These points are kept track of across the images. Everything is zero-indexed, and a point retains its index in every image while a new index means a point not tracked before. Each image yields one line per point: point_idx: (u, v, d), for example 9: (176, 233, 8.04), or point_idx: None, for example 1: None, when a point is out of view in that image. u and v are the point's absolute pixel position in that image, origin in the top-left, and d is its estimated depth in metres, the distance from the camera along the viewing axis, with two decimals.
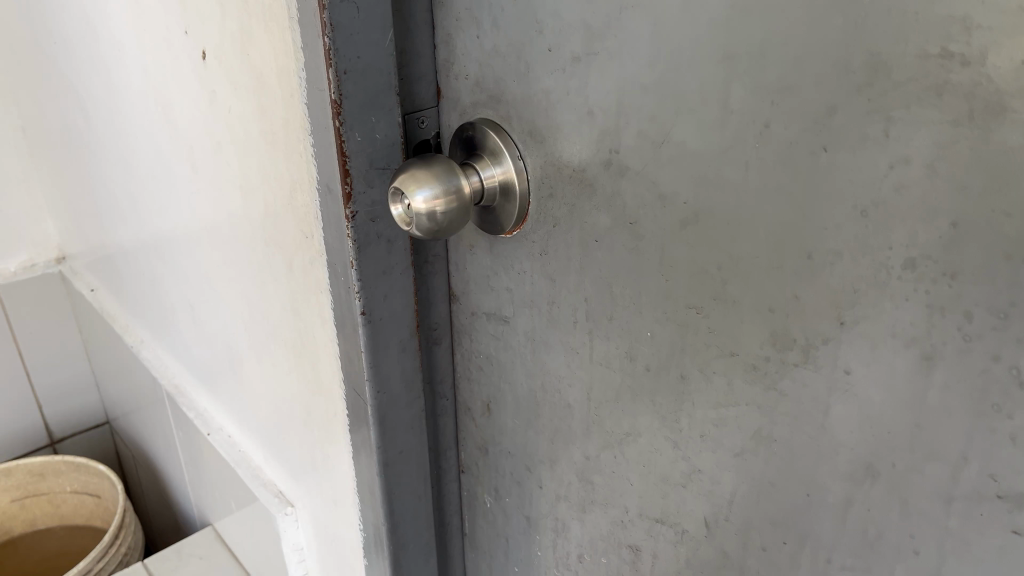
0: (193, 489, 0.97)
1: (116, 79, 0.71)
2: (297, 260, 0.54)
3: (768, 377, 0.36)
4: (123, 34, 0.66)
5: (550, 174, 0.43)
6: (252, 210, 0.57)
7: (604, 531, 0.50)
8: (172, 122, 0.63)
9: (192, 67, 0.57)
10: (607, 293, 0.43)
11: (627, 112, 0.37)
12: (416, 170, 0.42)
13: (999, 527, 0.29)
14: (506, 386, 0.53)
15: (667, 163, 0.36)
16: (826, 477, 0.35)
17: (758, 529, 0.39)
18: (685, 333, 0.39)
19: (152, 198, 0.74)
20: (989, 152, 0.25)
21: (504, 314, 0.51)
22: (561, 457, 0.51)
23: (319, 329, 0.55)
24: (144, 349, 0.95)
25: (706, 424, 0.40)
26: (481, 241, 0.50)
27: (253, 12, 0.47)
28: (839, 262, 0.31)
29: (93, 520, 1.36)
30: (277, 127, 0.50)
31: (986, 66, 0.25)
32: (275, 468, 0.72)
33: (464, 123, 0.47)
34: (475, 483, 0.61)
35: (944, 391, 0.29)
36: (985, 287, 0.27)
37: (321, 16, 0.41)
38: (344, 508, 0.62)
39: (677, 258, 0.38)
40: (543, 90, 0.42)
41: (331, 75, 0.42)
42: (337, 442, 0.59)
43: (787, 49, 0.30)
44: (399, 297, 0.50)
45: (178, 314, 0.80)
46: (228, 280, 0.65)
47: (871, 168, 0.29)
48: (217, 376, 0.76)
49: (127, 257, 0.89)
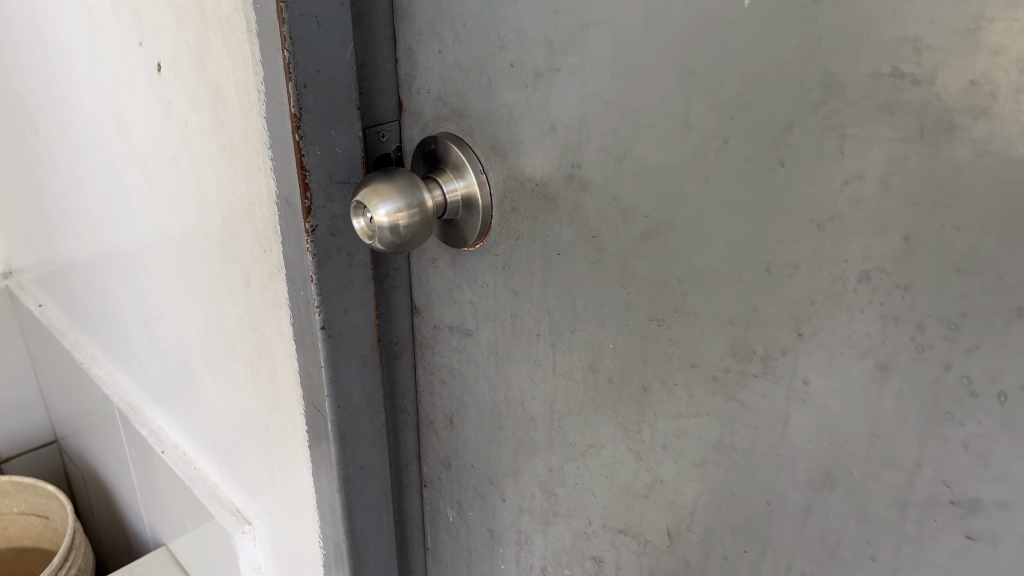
0: (146, 509, 0.95)
1: (68, 91, 0.70)
2: (255, 275, 0.53)
3: (728, 389, 0.36)
4: (74, 44, 0.64)
5: (513, 188, 0.44)
6: (210, 224, 0.56)
7: (567, 543, 0.50)
8: (126, 134, 0.62)
9: (147, 78, 0.56)
10: (570, 307, 0.43)
11: (589, 127, 0.38)
12: (378, 184, 0.42)
13: (953, 533, 0.30)
14: (468, 399, 0.53)
15: (628, 177, 0.37)
16: (785, 485, 0.36)
17: (719, 538, 0.40)
18: (647, 345, 0.39)
19: (105, 211, 0.72)
20: (939, 168, 0.26)
21: (467, 327, 0.51)
22: (524, 470, 0.51)
23: (278, 344, 0.54)
24: (95, 366, 0.93)
25: (668, 436, 0.40)
26: (443, 255, 0.50)
27: (210, 24, 0.47)
28: (798, 275, 0.32)
29: (42, 542, 1.32)
30: (235, 140, 0.49)
31: (935, 85, 0.26)
32: (231, 486, 0.71)
33: (426, 137, 0.47)
34: (438, 497, 0.61)
35: (898, 399, 0.30)
36: (937, 298, 0.28)
37: (280, 29, 0.41)
38: (303, 525, 0.61)
39: (638, 272, 0.38)
40: (505, 105, 0.42)
41: (291, 88, 0.42)
42: (297, 459, 0.58)
43: (746, 67, 0.31)
44: (360, 311, 0.50)
45: (131, 329, 0.78)
46: (184, 294, 0.64)
47: (827, 182, 0.29)
48: (172, 393, 0.75)
49: (78, 271, 0.87)
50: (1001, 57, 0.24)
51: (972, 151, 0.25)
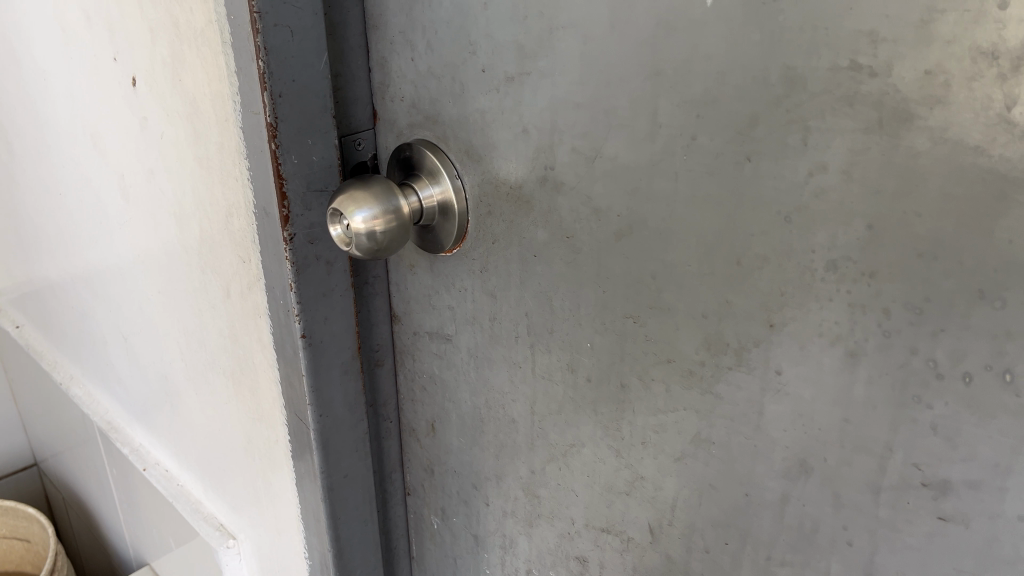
0: (129, 529, 0.93)
1: (42, 109, 0.69)
2: (234, 286, 0.53)
3: (703, 382, 0.37)
4: (48, 62, 0.64)
5: (488, 192, 0.44)
6: (187, 236, 0.56)
7: (551, 544, 0.50)
8: (101, 150, 0.62)
9: (122, 93, 0.56)
10: (548, 308, 0.44)
11: (561, 129, 0.39)
12: (355, 191, 0.42)
13: (925, 515, 0.30)
14: (449, 405, 0.53)
15: (601, 176, 0.38)
16: (763, 475, 0.36)
17: (701, 532, 0.40)
18: (624, 342, 0.40)
19: (82, 229, 0.72)
20: (898, 156, 0.27)
21: (447, 332, 0.51)
22: (506, 473, 0.51)
23: (258, 355, 0.54)
24: (74, 386, 0.91)
25: (647, 432, 0.41)
26: (421, 261, 0.50)
27: (184, 37, 0.47)
28: (767, 267, 0.32)
29: (24, 566, 1.30)
30: (211, 151, 0.49)
31: (892, 76, 0.26)
32: (215, 501, 0.70)
33: (401, 144, 0.48)
34: (422, 505, 0.61)
35: (868, 385, 0.31)
36: (901, 284, 0.28)
37: (255, 40, 0.41)
38: (289, 538, 0.61)
39: (613, 270, 0.39)
40: (478, 110, 0.43)
41: (266, 97, 0.42)
42: (280, 470, 0.58)
43: (710, 64, 0.31)
44: (339, 319, 0.50)
45: (109, 346, 0.77)
46: (163, 309, 0.64)
47: (791, 175, 0.30)
48: (152, 409, 0.74)
49: (54, 291, 0.86)
50: (953, 47, 0.25)
51: (929, 139, 0.26)
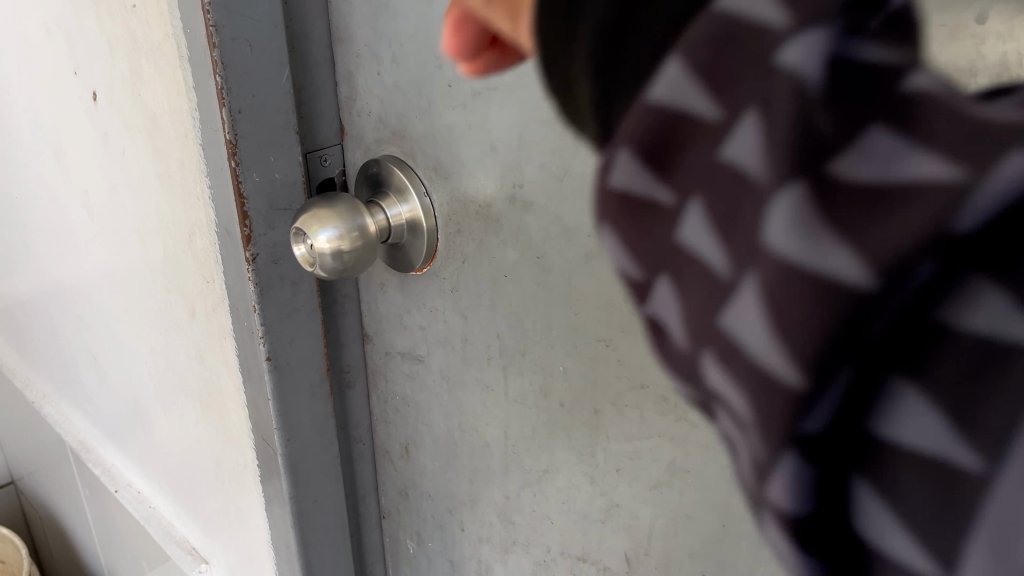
0: (104, 551, 0.91)
1: (6, 123, 0.67)
2: (199, 306, 0.51)
3: (678, 408, 0.35)
4: (11, 76, 0.62)
5: (457, 210, 0.43)
6: (151, 255, 0.54)
7: (527, 571, 0.49)
8: (64, 166, 0.60)
9: (84, 108, 0.54)
10: (519, 329, 0.42)
11: (528, 146, 0.37)
12: (318, 210, 0.41)
13: None
14: (422, 428, 0.52)
15: (569, 195, 0.36)
16: (740, 506, 0.35)
17: (678, 563, 0.39)
18: (597, 366, 0.38)
19: (49, 246, 0.70)
20: None
21: (419, 353, 0.49)
22: (481, 498, 0.50)
23: (226, 377, 0.52)
24: (47, 406, 0.88)
25: (621, 458, 0.39)
26: (391, 279, 0.49)
27: (143, 51, 0.46)
28: None
29: None
30: (173, 168, 0.48)
31: None
32: (187, 524, 0.68)
33: (368, 161, 0.46)
34: (398, 529, 0.59)
35: None
36: None
37: (212, 54, 0.40)
38: (261, 563, 0.59)
39: (584, 292, 0.38)
40: (445, 125, 0.41)
41: (225, 114, 0.41)
42: (250, 494, 0.56)
43: None
44: (306, 340, 0.48)
45: (79, 365, 0.75)
46: (130, 328, 0.62)
47: None
48: (124, 429, 0.72)
49: (24, 308, 0.84)
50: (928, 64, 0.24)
51: None
